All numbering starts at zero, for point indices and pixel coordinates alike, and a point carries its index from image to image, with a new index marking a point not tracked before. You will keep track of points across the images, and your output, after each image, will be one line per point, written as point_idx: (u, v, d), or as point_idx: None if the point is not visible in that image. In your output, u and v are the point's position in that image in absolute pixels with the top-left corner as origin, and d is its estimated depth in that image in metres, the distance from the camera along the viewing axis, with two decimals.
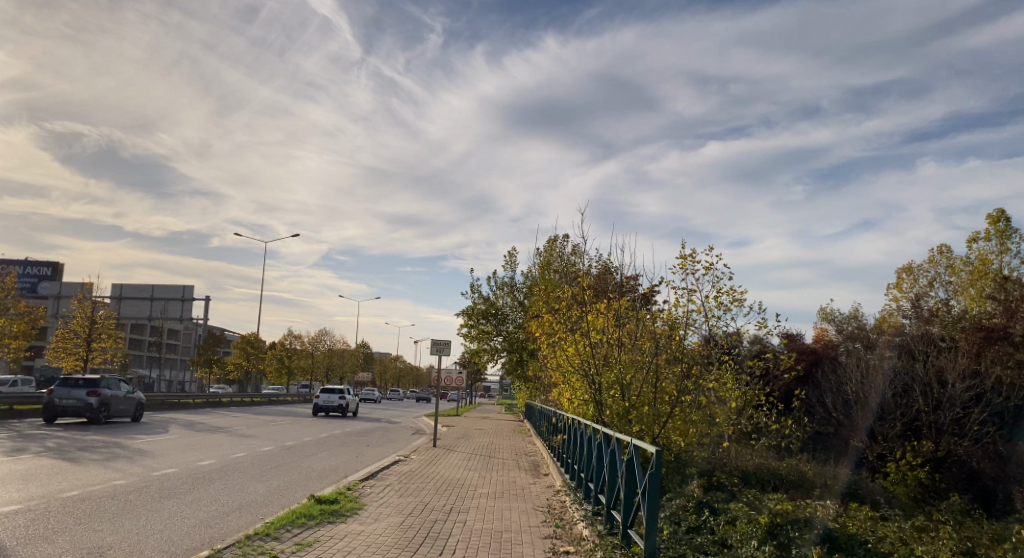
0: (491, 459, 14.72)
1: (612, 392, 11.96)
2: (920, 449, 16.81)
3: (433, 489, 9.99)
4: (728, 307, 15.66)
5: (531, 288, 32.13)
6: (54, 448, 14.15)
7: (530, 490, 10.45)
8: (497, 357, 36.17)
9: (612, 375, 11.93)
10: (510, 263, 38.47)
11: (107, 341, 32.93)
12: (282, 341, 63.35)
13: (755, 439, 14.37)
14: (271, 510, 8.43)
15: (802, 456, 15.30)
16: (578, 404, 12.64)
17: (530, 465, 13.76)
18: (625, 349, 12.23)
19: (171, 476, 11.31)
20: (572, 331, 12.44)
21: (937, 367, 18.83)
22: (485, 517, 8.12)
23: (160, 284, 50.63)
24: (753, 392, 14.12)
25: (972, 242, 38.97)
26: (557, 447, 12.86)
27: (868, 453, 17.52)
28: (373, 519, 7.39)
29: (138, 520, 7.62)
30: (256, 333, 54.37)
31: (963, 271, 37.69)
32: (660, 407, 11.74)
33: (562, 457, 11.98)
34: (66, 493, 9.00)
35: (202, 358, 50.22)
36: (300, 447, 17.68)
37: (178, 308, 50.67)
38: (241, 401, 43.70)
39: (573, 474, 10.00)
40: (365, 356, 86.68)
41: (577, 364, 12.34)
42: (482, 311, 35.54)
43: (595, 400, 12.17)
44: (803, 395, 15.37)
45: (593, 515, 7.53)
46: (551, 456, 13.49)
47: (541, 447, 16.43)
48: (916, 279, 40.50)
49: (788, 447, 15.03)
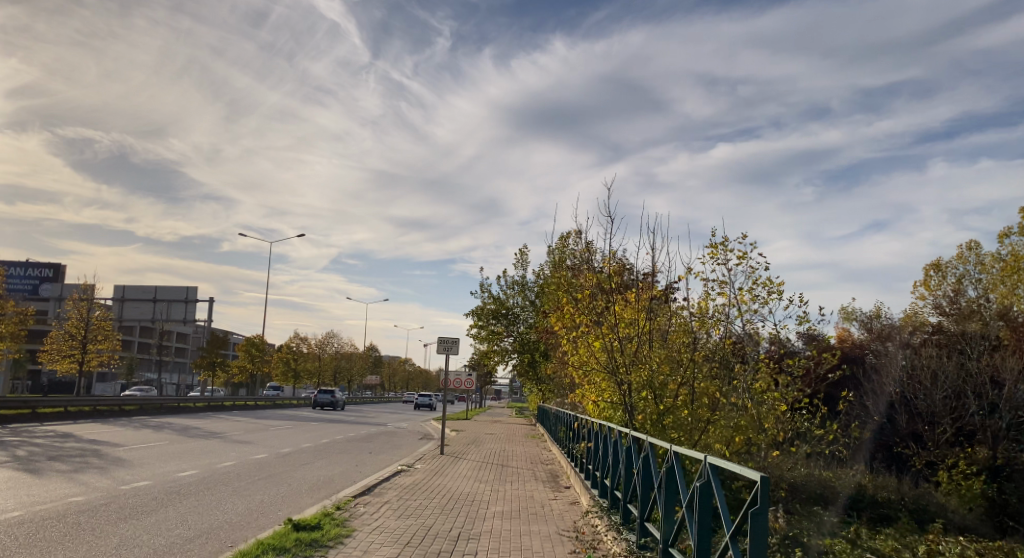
0: (503, 469, 13.23)
1: (643, 394, 10.51)
2: (976, 456, 15.34)
3: (437, 508, 8.57)
4: (766, 299, 14.21)
5: (543, 287, 30.69)
6: (22, 458, 12.79)
7: (551, 509, 8.97)
8: (507, 359, 34.77)
9: (643, 374, 10.48)
10: (521, 261, 37.10)
11: (104, 343, 31.77)
12: (288, 344, 62.19)
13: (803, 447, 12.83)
14: (243, 536, 7.08)
15: (855, 467, 13.70)
16: (602, 408, 11.15)
17: (549, 476, 12.30)
18: (655, 343, 10.84)
19: (141, 490, 9.95)
20: (595, 325, 11.00)
21: (992, 366, 17.25)
22: (500, 546, 6.66)
23: (163, 286, 49.51)
24: (796, 394, 12.59)
25: (1005, 237, 37.25)
26: (579, 455, 11.39)
27: (918, 461, 16.08)
28: (363, 551, 5.97)
29: (77, 551, 6.28)
30: (261, 335, 53.18)
31: (994, 267, 35.97)
32: (699, 412, 10.29)
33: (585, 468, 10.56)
34: (5, 515, 7.63)
35: (205, 361, 49.14)
36: (297, 455, 16.28)
37: (181, 310, 49.53)
38: (244, 406, 42.38)
39: (602, 491, 8.55)
40: (374, 359, 85.49)
41: (601, 362, 10.88)
42: (492, 311, 34.15)
43: (623, 403, 10.70)
44: (850, 397, 13.81)
45: (641, 550, 6.03)
46: (572, 465, 12.02)
47: (558, 454, 15.06)
48: (944, 277, 38.71)
49: (837, 457, 13.44)
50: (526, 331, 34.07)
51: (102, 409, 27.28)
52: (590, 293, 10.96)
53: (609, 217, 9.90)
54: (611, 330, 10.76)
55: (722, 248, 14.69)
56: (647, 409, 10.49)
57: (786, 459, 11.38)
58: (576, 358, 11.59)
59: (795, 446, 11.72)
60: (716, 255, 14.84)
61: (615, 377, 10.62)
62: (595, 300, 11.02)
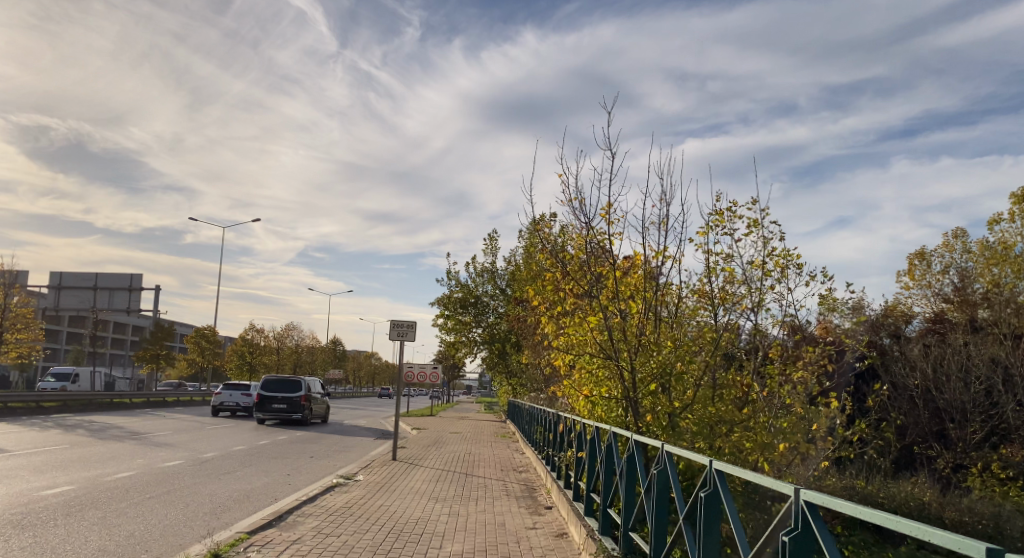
0: (469, 483, 10.54)
1: (656, 388, 7.88)
2: (1009, 457, 13.27)
3: (368, 549, 5.99)
4: (783, 274, 11.76)
5: (515, 274, 28.23)
6: None
7: (531, 548, 6.37)
8: (474, 351, 32.33)
9: (655, 361, 7.90)
10: (489, 248, 34.67)
11: (23, 333, 28.56)
12: (242, 335, 58.93)
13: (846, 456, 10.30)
14: None
15: (897, 477, 11.26)
16: (595, 408, 8.33)
17: (525, 493, 9.73)
18: (661, 323, 8.31)
19: None
20: (584, 296, 8.34)
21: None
22: None
23: (105, 273, 46.11)
24: (823, 385, 10.20)
25: (992, 225, 35.88)
26: (565, 469, 8.78)
27: (943, 464, 13.98)
28: None
29: None
30: (212, 326, 50.10)
31: (981, 256, 34.52)
32: (724, 412, 7.79)
33: (574, 487, 7.94)
34: None
35: (148, 353, 45.92)
36: (222, 461, 13.54)
37: (125, 299, 46.30)
38: (186, 402, 39.30)
39: (605, 524, 6.10)
40: (337, 353, 82.30)
41: (597, 347, 8.12)
42: (460, 300, 31.59)
43: (626, 400, 7.99)
44: (883, 389, 11.47)
45: None
46: (555, 480, 9.39)
47: (534, 459, 12.64)
48: (929, 266, 36.95)
49: (871, 465, 11.06)
50: (496, 321, 31.71)
51: (15, 406, 24.12)
52: (579, 258, 8.09)
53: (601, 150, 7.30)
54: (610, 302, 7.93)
55: (727, 215, 12.26)
56: (663, 407, 7.83)
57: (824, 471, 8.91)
58: (556, 341, 8.66)
59: (833, 452, 9.37)
60: (720, 222, 12.33)
61: (612, 365, 8.00)
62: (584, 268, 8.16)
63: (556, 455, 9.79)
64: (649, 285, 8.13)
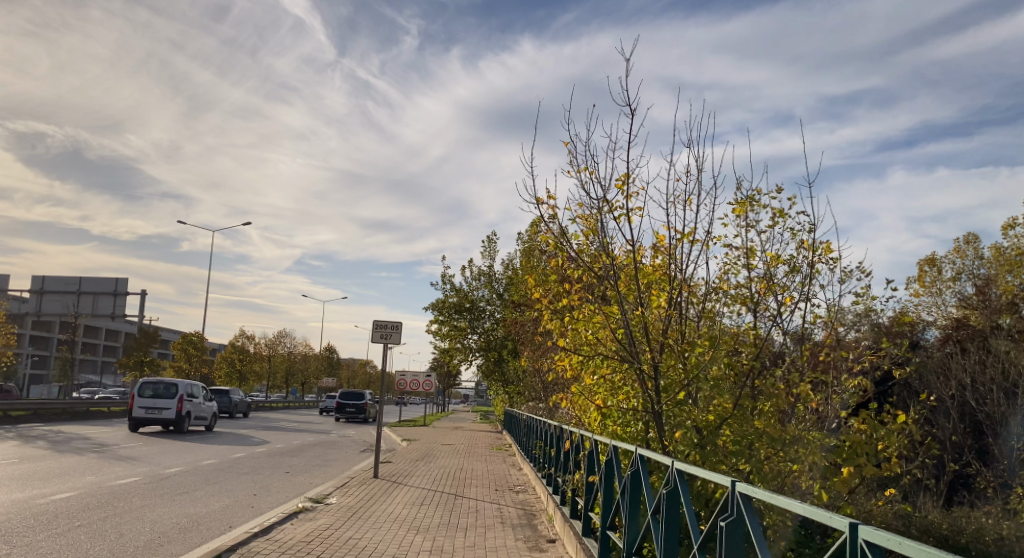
0: (459, 509, 9.02)
1: (688, 400, 6.16)
2: None
3: None
4: (816, 270, 10.13)
5: (512, 278, 26.87)
6: None
7: None
8: (470, 358, 30.93)
9: (683, 366, 6.22)
10: (487, 251, 33.40)
11: None
12: (233, 342, 57.41)
13: (897, 476, 8.67)
14: None
15: (953, 501, 9.66)
16: (610, 425, 6.59)
17: (523, 522, 8.20)
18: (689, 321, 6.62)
19: None
20: (596, 288, 6.59)
21: None
22: None
23: (90, 277, 44.85)
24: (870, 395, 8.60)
25: (1006, 230, 34.64)
26: (576, 498, 7.16)
27: (990, 482, 12.42)
28: None
29: None
30: (200, 332, 48.60)
31: (995, 261, 33.19)
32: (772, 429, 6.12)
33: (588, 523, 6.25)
34: None
35: (132, 359, 44.58)
36: (183, 477, 12.07)
37: (110, 303, 44.74)
38: None
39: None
40: (331, 362, 80.75)
41: (614, 348, 6.39)
42: (455, 305, 30.21)
43: (652, 415, 6.26)
44: (934, 398, 9.89)
45: None
46: (559, 510, 7.76)
47: (533, 476, 11.30)
48: (940, 272, 35.62)
49: (920, 484, 9.58)
50: (493, 327, 30.37)
51: None
52: (592, 241, 6.29)
53: (616, 101, 5.66)
54: (631, 293, 6.15)
55: (749, 203, 10.68)
56: (698, 423, 6.12)
57: (884, 501, 7.28)
58: (561, 343, 6.90)
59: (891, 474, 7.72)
60: (744, 213, 10.87)
61: (632, 370, 6.26)
62: (599, 253, 6.34)
63: (564, 481, 8.09)
64: (676, 270, 6.44)
